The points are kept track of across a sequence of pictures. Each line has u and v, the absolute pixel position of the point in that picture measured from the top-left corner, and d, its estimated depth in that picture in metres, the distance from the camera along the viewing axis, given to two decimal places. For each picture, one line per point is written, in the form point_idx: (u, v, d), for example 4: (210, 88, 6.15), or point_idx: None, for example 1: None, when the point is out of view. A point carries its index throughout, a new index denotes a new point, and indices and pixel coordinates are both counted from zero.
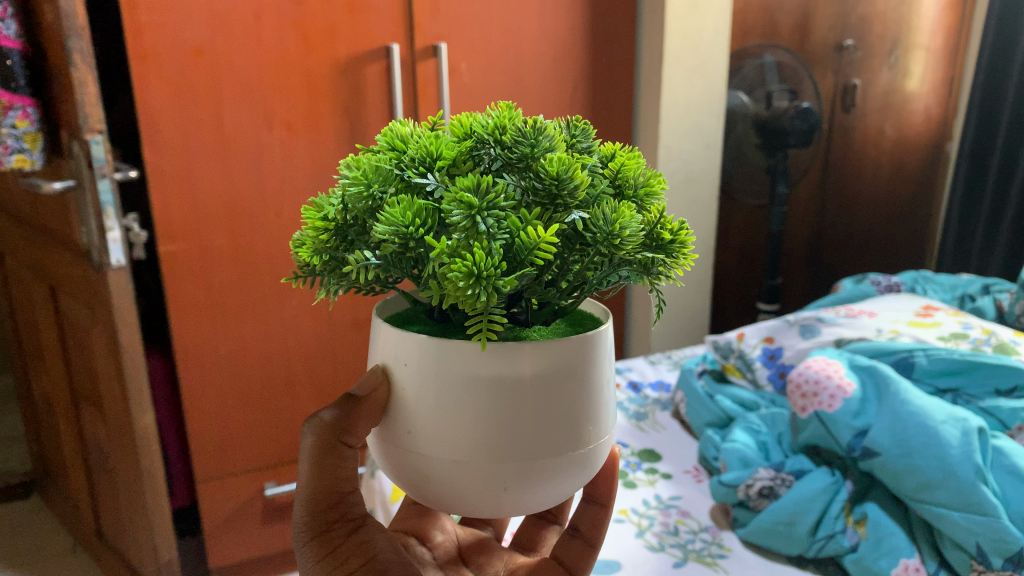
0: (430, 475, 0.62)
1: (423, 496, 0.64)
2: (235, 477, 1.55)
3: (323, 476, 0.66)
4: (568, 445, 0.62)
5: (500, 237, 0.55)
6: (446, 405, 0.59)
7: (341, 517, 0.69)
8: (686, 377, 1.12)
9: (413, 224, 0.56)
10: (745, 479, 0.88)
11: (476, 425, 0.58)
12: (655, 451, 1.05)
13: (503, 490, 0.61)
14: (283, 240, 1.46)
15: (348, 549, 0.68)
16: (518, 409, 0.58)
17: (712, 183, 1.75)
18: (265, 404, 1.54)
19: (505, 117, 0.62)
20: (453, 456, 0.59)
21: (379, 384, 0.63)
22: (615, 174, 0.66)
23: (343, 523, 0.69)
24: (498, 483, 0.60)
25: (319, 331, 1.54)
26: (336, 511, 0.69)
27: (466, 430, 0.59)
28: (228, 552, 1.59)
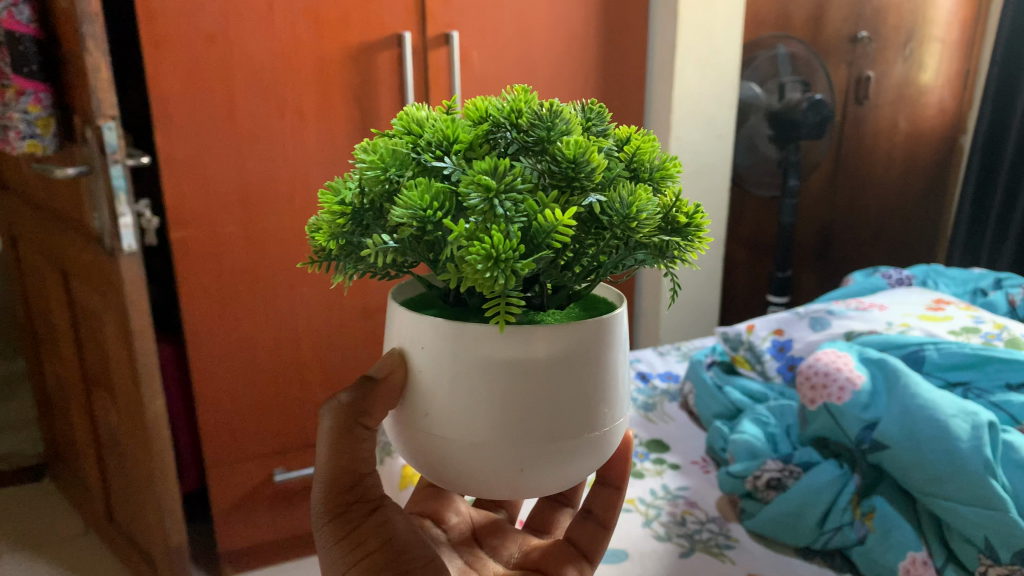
0: (445, 458, 0.62)
1: (441, 479, 0.64)
2: (244, 463, 1.57)
3: (341, 457, 0.67)
4: (584, 428, 0.61)
5: (518, 220, 0.51)
6: (462, 387, 0.59)
7: (359, 498, 0.69)
8: (696, 368, 1.12)
9: (430, 207, 0.53)
10: (753, 470, 0.89)
11: (491, 407, 0.59)
12: (664, 442, 1.06)
13: (519, 472, 0.61)
14: (294, 228, 1.46)
15: (367, 530, 0.69)
16: (534, 391, 0.58)
17: (723, 174, 1.75)
18: (274, 390, 1.54)
19: (521, 99, 0.59)
20: (469, 438, 0.60)
21: (394, 367, 0.63)
22: (631, 158, 0.62)
23: (361, 504, 0.69)
24: (514, 465, 0.60)
25: (329, 318, 1.55)
26: (355, 492, 0.69)
27: (481, 413, 0.59)
28: (237, 536, 1.60)
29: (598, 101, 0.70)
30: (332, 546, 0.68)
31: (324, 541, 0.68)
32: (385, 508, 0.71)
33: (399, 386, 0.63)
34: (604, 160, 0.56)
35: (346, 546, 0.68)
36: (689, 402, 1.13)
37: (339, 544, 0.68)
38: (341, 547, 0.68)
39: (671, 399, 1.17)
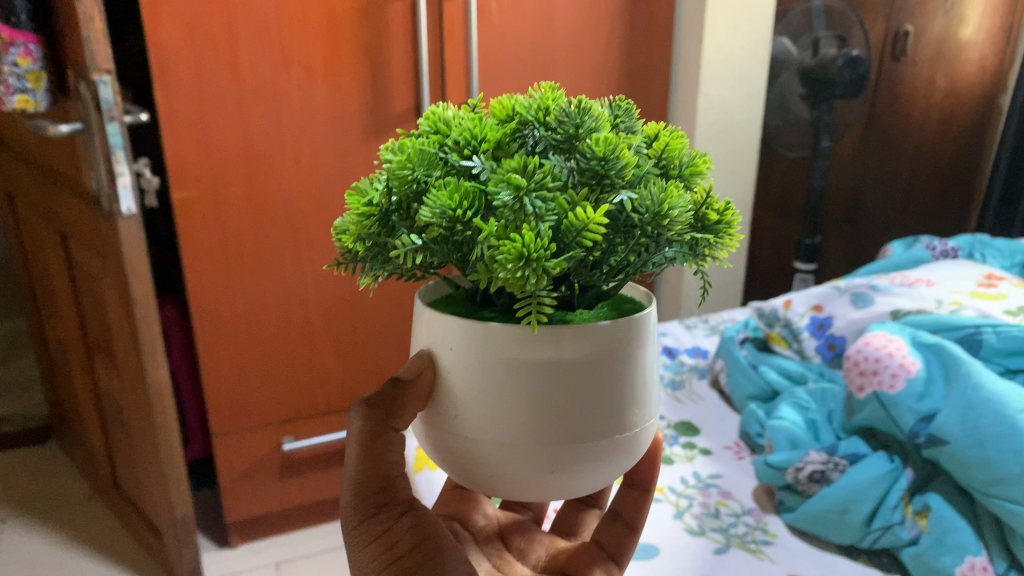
0: (475, 460, 0.59)
1: (470, 480, 0.62)
2: (252, 432, 1.52)
3: (366, 456, 0.63)
4: (618, 428, 0.59)
5: (548, 219, 0.53)
6: (492, 388, 0.56)
7: (388, 500, 0.65)
8: (728, 347, 1.06)
9: (461, 207, 0.54)
10: (795, 461, 0.82)
11: (522, 408, 0.56)
12: (694, 425, 1.00)
13: (551, 474, 0.58)
14: (302, 189, 1.39)
15: (398, 532, 0.64)
16: (566, 391, 0.56)
17: (753, 135, 1.66)
18: (282, 357, 1.49)
19: (548, 99, 0.60)
20: (499, 439, 0.57)
21: (423, 367, 0.60)
22: (659, 155, 0.63)
23: (392, 505, 0.65)
24: (546, 466, 0.58)
25: (339, 284, 1.48)
26: (384, 493, 0.65)
27: (512, 414, 0.56)
28: (245, 504, 1.56)
29: (624, 100, 0.71)
30: (362, 550, 0.64)
31: (356, 545, 0.64)
32: (417, 510, 0.66)
33: (428, 388, 0.60)
34: (632, 159, 0.57)
35: (376, 549, 0.63)
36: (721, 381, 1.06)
37: (370, 549, 0.63)
38: (372, 551, 0.63)
39: (700, 377, 1.11)
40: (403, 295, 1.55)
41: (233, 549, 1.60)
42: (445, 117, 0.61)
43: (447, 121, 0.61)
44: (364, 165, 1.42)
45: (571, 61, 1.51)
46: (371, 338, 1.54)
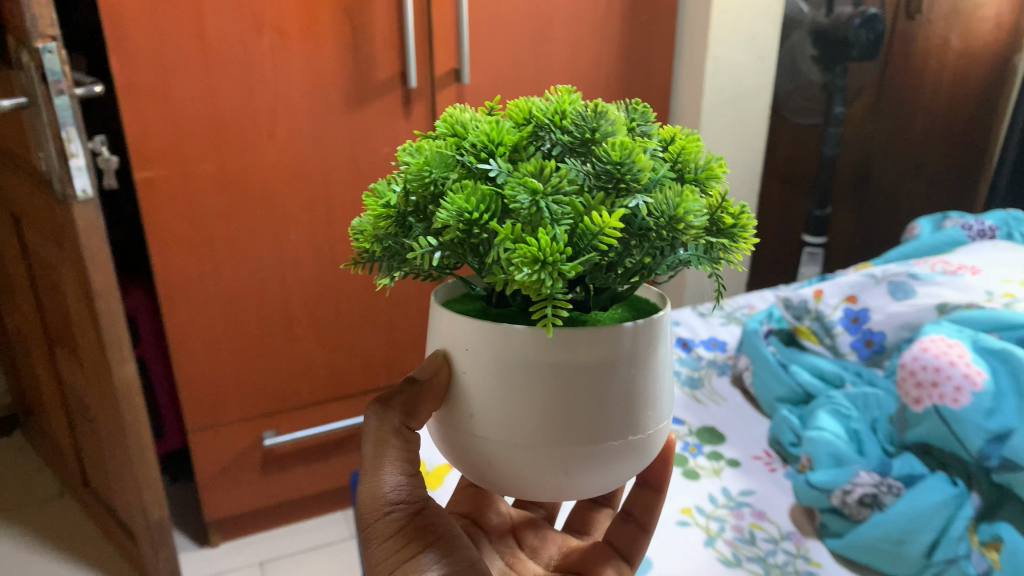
0: (487, 459, 0.56)
1: (483, 479, 0.59)
2: (231, 427, 1.41)
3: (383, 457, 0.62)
4: (634, 430, 0.55)
5: (565, 221, 0.49)
6: (504, 387, 0.53)
7: (404, 499, 0.63)
8: (752, 342, 0.97)
9: (477, 208, 0.50)
10: (842, 482, 0.73)
11: (537, 410, 0.53)
12: (719, 430, 0.91)
13: (563, 477, 0.55)
14: (278, 166, 1.27)
15: (413, 531, 0.63)
16: (579, 393, 0.52)
17: (763, 100, 1.55)
18: (261, 348, 1.38)
19: (564, 103, 0.56)
20: (510, 441, 0.54)
21: (439, 368, 0.57)
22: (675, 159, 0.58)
23: (406, 503, 0.64)
24: (558, 469, 0.54)
25: (320, 268, 1.37)
26: (400, 492, 0.63)
27: (524, 415, 0.53)
28: (225, 502, 1.47)
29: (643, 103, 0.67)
30: (374, 546, 0.63)
31: (369, 540, 0.63)
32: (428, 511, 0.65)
33: (444, 388, 0.57)
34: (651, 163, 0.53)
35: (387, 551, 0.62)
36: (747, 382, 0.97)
37: (382, 546, 0.63)
38: (383, 550, 0.62)
39: (721, 374, 1.01)
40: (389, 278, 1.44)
41: (214, 548, 1.50)
42: (463, 121, 0.58)
43: (465, 124, 0.58)
44: (345, 138, 1.30)
45: (569, 21, 1.38)
46: (356, 324, 1.43)
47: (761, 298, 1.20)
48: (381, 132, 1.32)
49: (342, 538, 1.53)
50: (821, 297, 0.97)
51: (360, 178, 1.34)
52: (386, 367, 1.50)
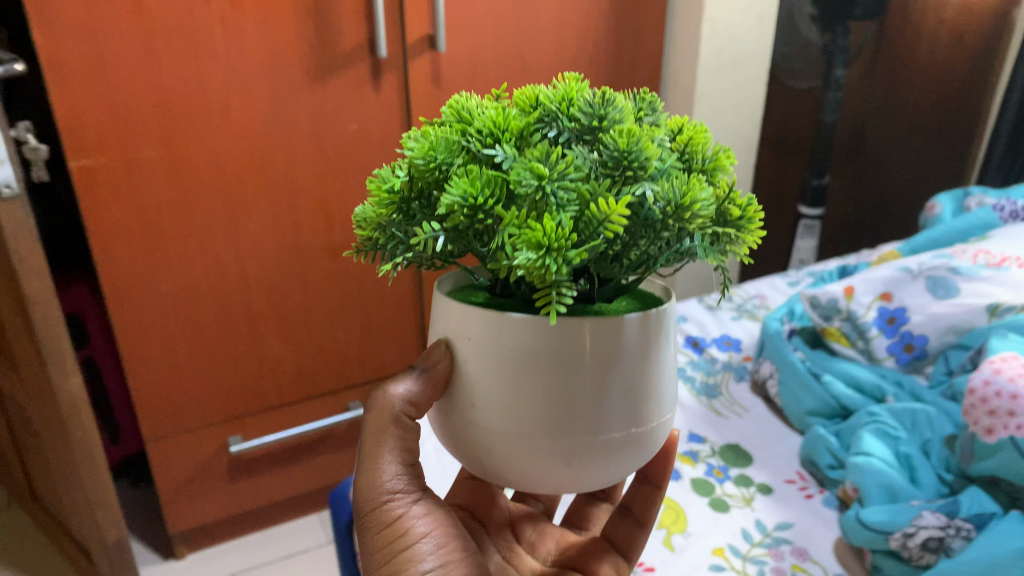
0: (488, 448, 0.50)
1: (482, 469, 0.53)
2: (193, 434, 1.29)
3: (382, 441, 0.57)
4: (639, 420, 0.49)
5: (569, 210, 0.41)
6: (504, 375, 0.47)
7: (403, 490, 0.58)
8: (777, 346, 0.87)
9: (483, 194, 0.42)
10: (901, 523, 0.64)
11: (541, 395, 0.47)
12: (745, 449, 0.81)
13: (567, 467, 0.49)
14: (233, 148, 1.13)
15: (415, 519, 0.57)
16: (587, 378, 0.47)
17: (761, 64, 1.44)
18: (222, 348, 1.25)
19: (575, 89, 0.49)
20: (513, 426, 0.48)
21: (440, 358, 0.51)
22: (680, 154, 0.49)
23: (407, 491, 0.58)
24: (561, 457, 0.48)
25: (284, 258, 1.24)
26: (399, 483, 0.58)
27: (528, 399, 0.47)
28: (190, 513, 1.35)
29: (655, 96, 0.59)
30: (374, 537, 0.57)
31: (367, 531, 0.57)
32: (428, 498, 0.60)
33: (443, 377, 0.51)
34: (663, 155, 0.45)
35: (387, 541, 0.56)
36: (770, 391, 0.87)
37: (382, 536, 0.57)
38: (383, 541, 0.57)
39: (738, 380, 0.92)
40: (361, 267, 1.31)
41: (180, 561, 1.39)
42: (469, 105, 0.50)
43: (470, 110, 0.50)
44: (308, 116, 1.16)
45: None
46: (325, 318, 1.31)
47: (770, 286, 1.10)
48: (348, 107, 1.18)
49: (319, 544, 1.43)
50: (852, 295, 0.88)
51: (325, 159, 1.20)
52: (359, 362, 1.39)
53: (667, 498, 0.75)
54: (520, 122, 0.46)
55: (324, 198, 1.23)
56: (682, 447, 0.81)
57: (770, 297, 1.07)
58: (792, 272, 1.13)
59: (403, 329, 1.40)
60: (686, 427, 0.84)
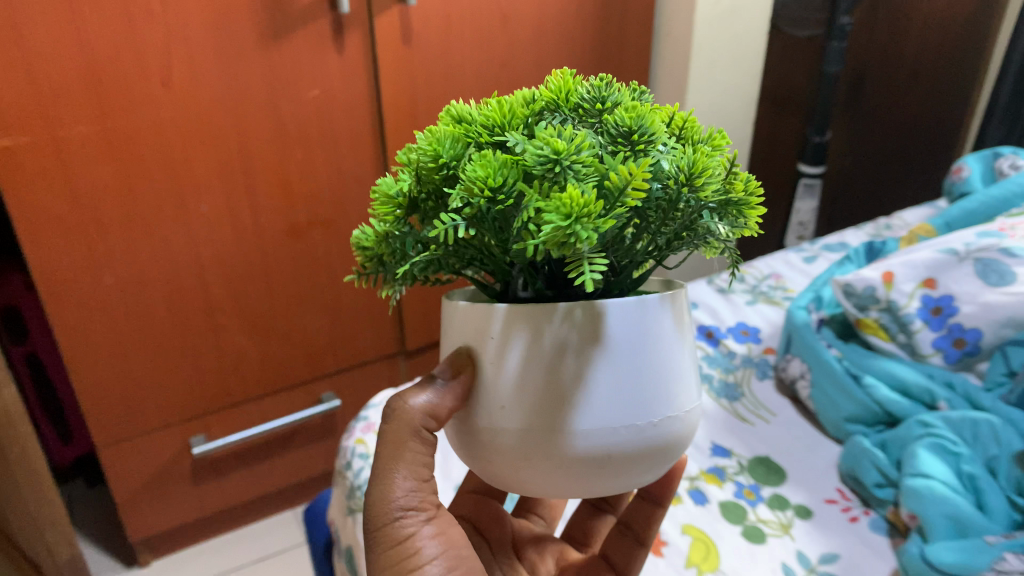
0: (520, 455, 0.46)
1: (509, 481, 0.50)
2: (151, 437, 1.18)
3: (400, 446, 0.51)
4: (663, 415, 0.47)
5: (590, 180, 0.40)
6: (528, 372, 0.45)
7: (419, 501, 0.52)
8: (808, 341, 0.78)
9: (501, 173, 0.40)
10: (974, 568, 0.55)
11: (580, 385, 0.45)
12: (777, 463, 0.72)
13: (608, 461, 0.46)
14: (179, 121, 0.99)
15: (426, 540, 0.52)
16: (626, 361, 0.45)
17: (764, 11, 1.31)
18: (179, 343, 1.13)
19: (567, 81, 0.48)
20: (551, 425, 0.45)
21: (462, 362, 0.49)
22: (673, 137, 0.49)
23: (421, 508, 0.52)
24: (602, 449, 0.45)
25: (244, 242, 1.11)
26: (416, 494, 0.52)
27: (565, 392, 0.45)
28: (152, 519, 1.24)
29: None
30: (378, 553, 0.51)
31: (373, 545, 0.52)
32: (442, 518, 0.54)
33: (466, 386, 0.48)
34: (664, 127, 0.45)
35: (392, 562, 0.50)
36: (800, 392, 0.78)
37: (386, 554, 0.51)
38: (387, 560, 0.51)
39: (761, 378, 0.82)
40: (329, 248, 1.19)
41: (144, 569, 1.29)
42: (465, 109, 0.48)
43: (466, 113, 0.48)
44: (263, 82, 1.02)
45: None
46: (290, 305, 1.20)
47: (785, 264, 1.00)
48: (308, 71, 1.04)
49: (295, 544, 1.34)
50: (892, 283, 0.80)
51: (284, 130, 1.06)
52: (331, 350, 1.27)
53: (692, 529, 0.65)
54: (523, 108, 0.45)
55: (285, 174, 1.10)
56: (706, 465, 0.71)
57: (787, 277, 0.97)
58: (808, 247, 1.04)
59: (378, 313, 1.28)
60: (708, 439, 0.75)
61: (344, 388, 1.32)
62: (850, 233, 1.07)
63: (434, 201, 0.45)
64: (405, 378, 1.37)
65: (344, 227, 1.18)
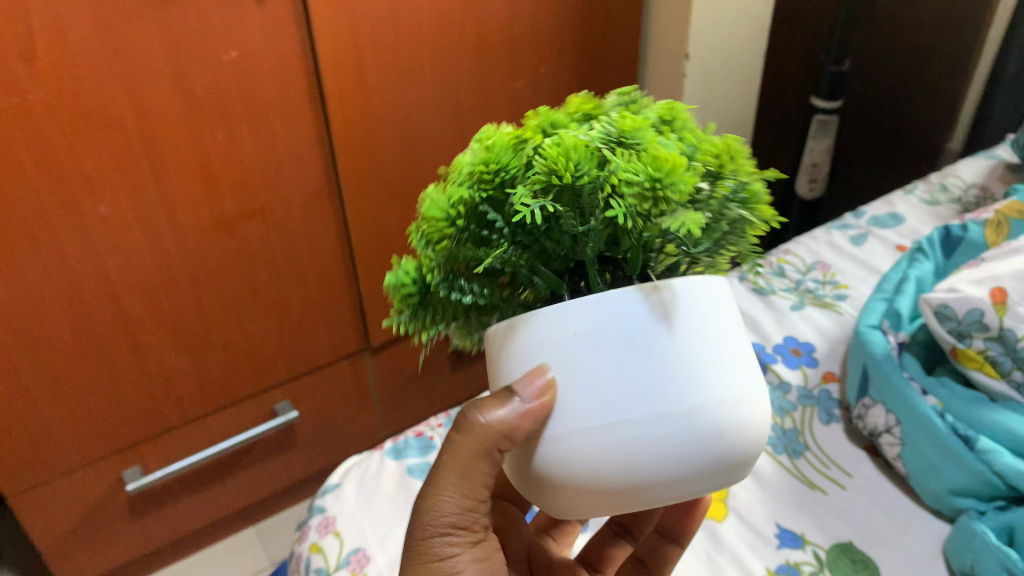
0: (627, 446, 0.37)
1: (593, 495, 0.39)
2: (71, 479, 0.99)
3: (464, 471, 0.44)
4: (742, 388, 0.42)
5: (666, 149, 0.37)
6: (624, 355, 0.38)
7: (470, 524, 0.46)
8: (894, 383, 0.66)
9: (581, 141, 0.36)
10: None
11: (689, 350, 0.38)
12: (864, 553, 0.59)
13: (725, 446, 0.39)
14: (51, 106, 0.75)
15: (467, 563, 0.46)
16: (718, 316, 0.40)
17: None
18: (93, 372, 0.93)
19: None
20: (668, 395, 0.37)
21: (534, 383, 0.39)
22: None
23: (470, 529, 0.46)
24: (720, 422, 0.38)
25: (160, 247, 0.89)
26: (469, 518, 0.46)
27: (676, 354, 0.38)
28: (86, 563, 1.07)
29: None
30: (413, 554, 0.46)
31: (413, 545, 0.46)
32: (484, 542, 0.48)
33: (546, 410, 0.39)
34: None
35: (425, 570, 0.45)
36: (883, 448, 0.66)
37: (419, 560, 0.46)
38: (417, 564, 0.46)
39: (826, 425, 0.70)
40: (268, 244, 0.97)
41: None
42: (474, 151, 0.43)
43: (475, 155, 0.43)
44: (160, 46, 0.77)
45: None
46: (228, 312, 0.99)
47: (829, 248, 0.88)
48: (219, 27, 0.79)
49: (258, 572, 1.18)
50: (1005, 304, 0.65)
51: (197, 108, 0.83)
52: (280, 357, 1.07)
53: None
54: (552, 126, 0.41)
55: (204, 161, 0.87)
56: (773, 562, 0.59)
57: (834, 266, 0.86)
58: (853, 225, 0.92)
59: (333, 308, 1.08)
60: (773, 523, 0.62)
61: (300, 395, 1.13)
62: (898, 200, 0.95)
63: (498, 202, 0.39)
64: (371, 376, 1.18)
65: (285, 216, 0.97)
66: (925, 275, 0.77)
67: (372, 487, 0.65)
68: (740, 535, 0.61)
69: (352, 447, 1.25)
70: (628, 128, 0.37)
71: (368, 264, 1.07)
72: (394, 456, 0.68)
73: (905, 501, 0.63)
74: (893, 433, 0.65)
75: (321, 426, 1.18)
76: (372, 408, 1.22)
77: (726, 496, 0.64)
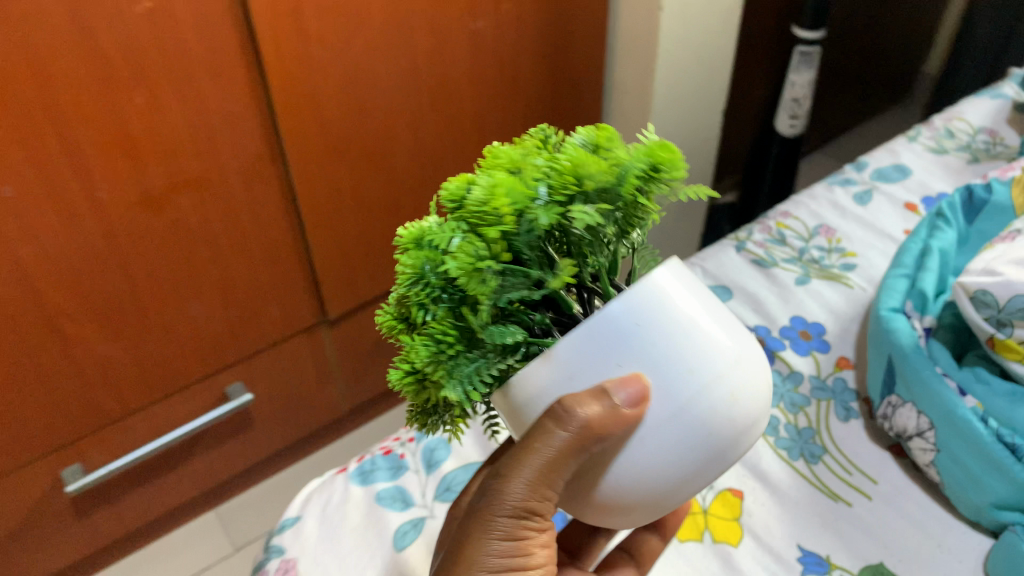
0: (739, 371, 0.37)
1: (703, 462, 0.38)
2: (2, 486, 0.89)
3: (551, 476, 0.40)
4: None
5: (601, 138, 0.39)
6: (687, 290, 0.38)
7: (542, 519, 0.42)
8: (925, 381, 0.58)
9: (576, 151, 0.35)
10: None
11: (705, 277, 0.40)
12: None
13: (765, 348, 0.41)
14: None
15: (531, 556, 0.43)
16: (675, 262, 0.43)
17: None
18: (14, 374, 0.82)
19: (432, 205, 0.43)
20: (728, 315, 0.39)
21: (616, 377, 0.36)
22: None
23: (538, 526, 0.43)
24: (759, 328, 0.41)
25: (80, 232, 0.77)
26: (541, 516, 0.42)
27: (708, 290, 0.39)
28: (29, 565, 0.99)
29: None
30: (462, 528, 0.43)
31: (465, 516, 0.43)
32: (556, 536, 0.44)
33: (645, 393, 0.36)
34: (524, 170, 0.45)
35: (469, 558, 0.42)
36: (914, 452, 0.58)
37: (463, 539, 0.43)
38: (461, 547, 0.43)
39: (844, 422, 0.63)
40: (206, 219, 0.86)
41: None
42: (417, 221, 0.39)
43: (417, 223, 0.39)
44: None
45: None
46: (166, 297, 0.88)
47: (831, 210, 0.82)
48: None
49: (219, 558, 1.12)
50: None
51: (113, 70, 0.69)
52: (228, 337, 0.98)
53: None
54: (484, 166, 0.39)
55: (127, 136, 0.74)
56: None
57: (839, 230, 0.79)
58: (856, 180, 0.86)
59: (285, 283, 0.98)
60: (794, 544, 0.55)
61: (254, 376, 1.04)
62: (902, 150, 0.89)
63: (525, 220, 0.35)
64: (331, 351, 1.10)
65: (226, 189, 0.85)
66: (947, 248, 0.70)
67: (338, 520, 0.58)
68: (758, 559, 0.54)
69: (313, 422, 1.17)
70: (601, 135, 0.38)
71: (321, 234, 0.96)
72: (360, 481, 0.61)
73: (937, 511, 0.57)
74: (927, 438, 0.57)
75: (278, 405, 1.10)
76: (333, 382, 1.14)
77: (739, 513, 0.57)
